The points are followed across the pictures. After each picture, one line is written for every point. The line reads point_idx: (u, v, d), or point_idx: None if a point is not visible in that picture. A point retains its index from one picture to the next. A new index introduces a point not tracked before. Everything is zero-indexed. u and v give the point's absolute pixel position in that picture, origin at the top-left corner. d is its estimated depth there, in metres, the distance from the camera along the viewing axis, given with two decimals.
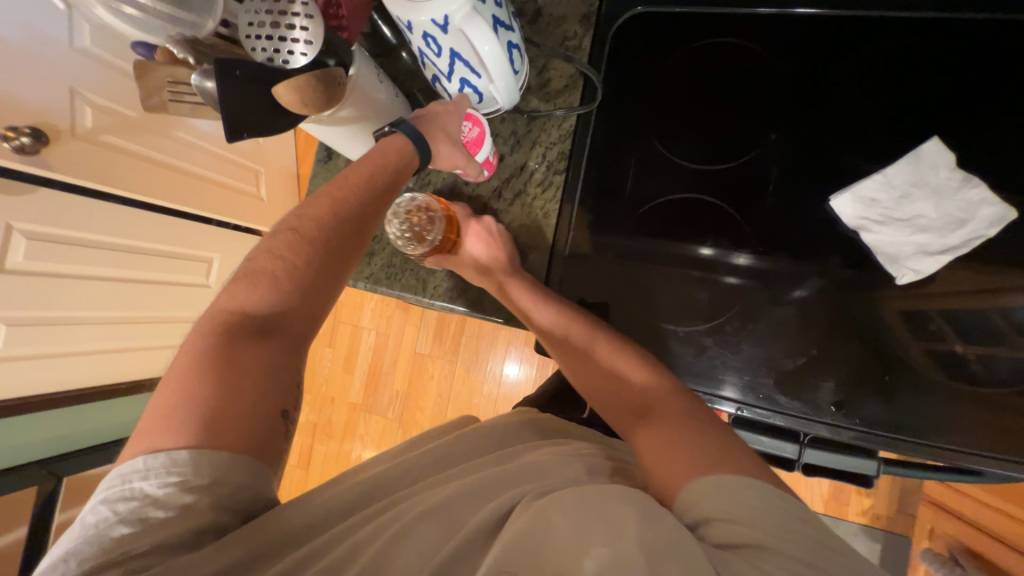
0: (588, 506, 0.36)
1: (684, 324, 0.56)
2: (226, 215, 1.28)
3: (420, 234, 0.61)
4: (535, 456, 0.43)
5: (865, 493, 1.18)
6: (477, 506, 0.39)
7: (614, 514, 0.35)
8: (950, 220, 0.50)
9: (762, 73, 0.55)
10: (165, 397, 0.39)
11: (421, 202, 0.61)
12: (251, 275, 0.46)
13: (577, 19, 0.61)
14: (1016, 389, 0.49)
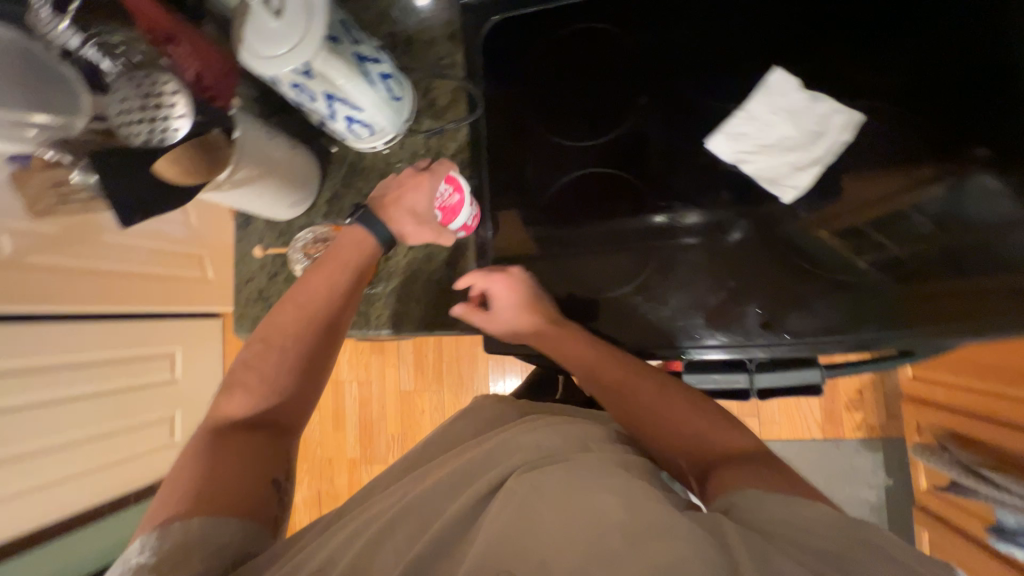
0: (565, 490, 0.39)
1: (612, 290, 0.58)
2: (182, 305, 1.27)
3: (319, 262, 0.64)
4: (515, 438, 0.47)
5: (856, 409, 1.23)
6: (458, 497, 0.42)
7: (590, 491, 0.39)
8: (811, 134, 0.54)
9: (619, 47, 0.60)
10: (168, 483, 0.44)
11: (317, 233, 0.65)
12: (229, 385, 0.52)
13: (445, 39, 0.66)
14: (913, 269, 0.52)
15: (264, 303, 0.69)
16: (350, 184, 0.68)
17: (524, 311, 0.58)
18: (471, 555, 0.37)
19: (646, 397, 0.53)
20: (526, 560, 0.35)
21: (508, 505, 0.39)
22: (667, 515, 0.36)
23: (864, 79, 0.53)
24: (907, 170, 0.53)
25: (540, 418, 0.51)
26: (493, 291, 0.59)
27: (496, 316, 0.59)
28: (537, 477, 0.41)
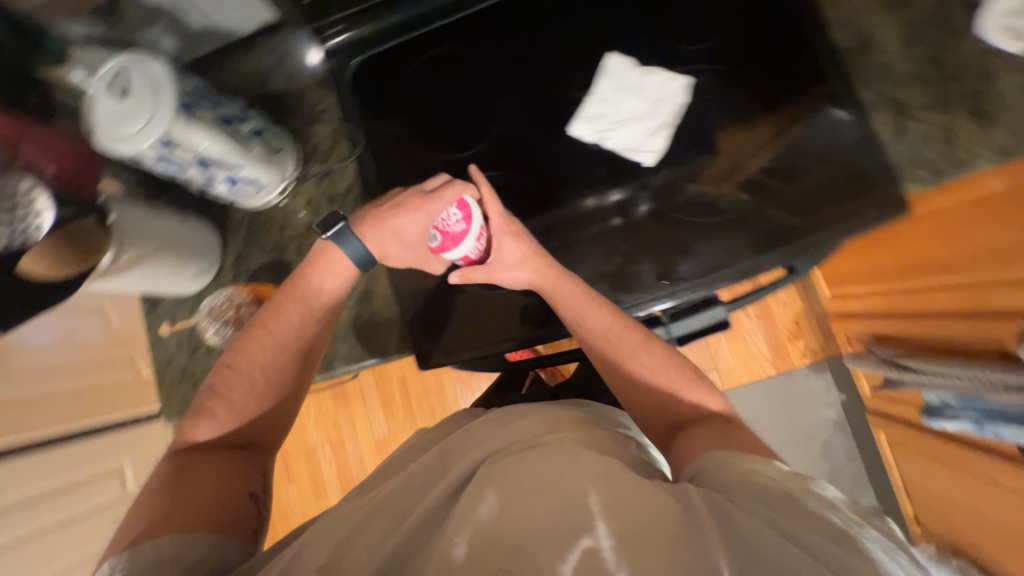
0: (549, 470, 0.44)
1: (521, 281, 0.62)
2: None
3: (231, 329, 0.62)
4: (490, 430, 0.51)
5: (797, 337, 1.34)
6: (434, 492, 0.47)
7: (574, 471, 0.44)
8: (654, 102, 0.60)
9: (474, 64, 0.65)
10: (134, 513, 0.47)
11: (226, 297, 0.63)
12: (196, 418, 0.56)
13: (316, 88, 0.69)
14: (763, 199, 0.60)
15: (190, 381, 0.67)
16: (253, 242, 0.68)
17: (533, 248, 0.59)
18: (460, 540, 0.41)
19: (631, 344, 0.57)
20: (508, 544, 0.40)
21: (489, 492, 0.43)
22: (633, 489, 0.43)
23: (684, 47, 0.61)
24: (737, 118, 0.61)
25: (507, 408, 0.56)
26: (502, 238, 0.59)
27: (505, 256, 0.59)
28: (510, 465, 0.45)
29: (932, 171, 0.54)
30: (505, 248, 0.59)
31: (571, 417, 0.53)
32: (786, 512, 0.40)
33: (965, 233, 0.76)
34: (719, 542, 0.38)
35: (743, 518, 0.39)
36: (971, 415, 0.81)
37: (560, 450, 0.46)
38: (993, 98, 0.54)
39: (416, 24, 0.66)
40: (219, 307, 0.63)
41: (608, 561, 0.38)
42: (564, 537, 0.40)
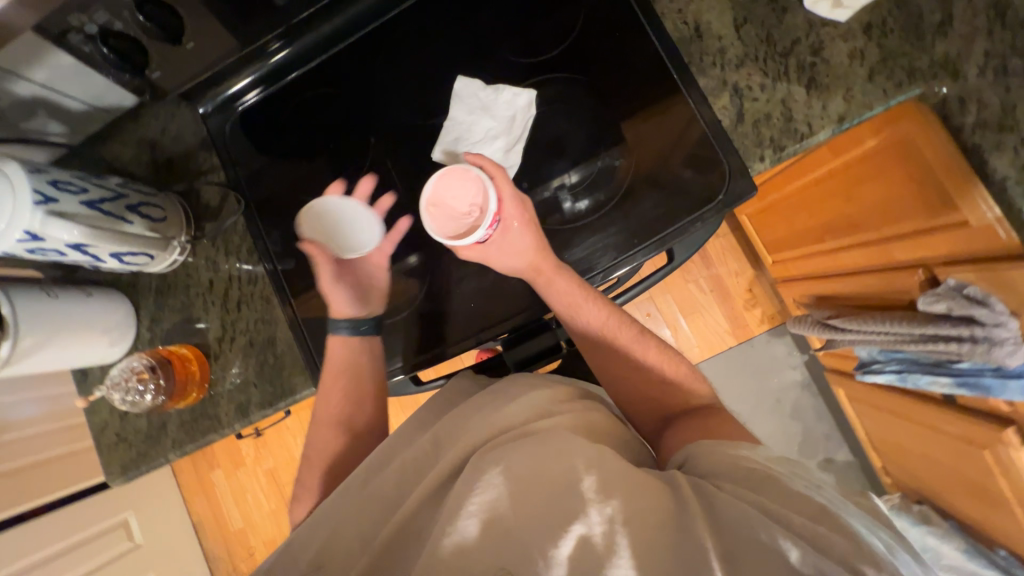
0: (540, 454, 0.44)
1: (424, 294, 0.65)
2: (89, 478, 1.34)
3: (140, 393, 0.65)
4: (478, 416, 0.51)
5: (754, 306, 1.34)
6: (427, 483, 0.47)
7: (565, 447, 0.44)
8: (506, 119, 0.61)
9: (341, 105, 0.67)
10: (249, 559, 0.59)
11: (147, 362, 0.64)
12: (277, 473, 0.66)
13: (200, 150, 0.72)
14: (630, 194, 0.59)
15: (125, 444, 0.71)
16: (163, 305, 0.72)
17: (540, 241, 0.59)
18: (460, 525, 0.40)
19: (622, 343, 0.62)
20: (504, 530, 0.40)
21: (489, 472, 0.42)
22: (628, 474, 0.43)
23: (528, 59, 0.62)
24: (594, 115, 0.60)
25: (509, 383, 0.56)
26: (512, 221, 0.58)
27: (510, 241, 0.58)
28: (506, 448, 0.44)
29: (774, 149, 0.56)
30: (510, 237, 0.58)
31: (562, 397, 0.53)
32: (770, 493, 0.40)
33: (863, 189, 0.77)
34: (705, 523, 0.38)
35: (728, 496, 0.40)
36: (892, 367, 0.83)
37: (555, 433, 0.46)
38: (825, 68, 0.55)
39: (310, 58, 0.69)
40: (122, 377, 0.65)
41: (598, 547, 0.38)
42: (563, 518, 0.39)
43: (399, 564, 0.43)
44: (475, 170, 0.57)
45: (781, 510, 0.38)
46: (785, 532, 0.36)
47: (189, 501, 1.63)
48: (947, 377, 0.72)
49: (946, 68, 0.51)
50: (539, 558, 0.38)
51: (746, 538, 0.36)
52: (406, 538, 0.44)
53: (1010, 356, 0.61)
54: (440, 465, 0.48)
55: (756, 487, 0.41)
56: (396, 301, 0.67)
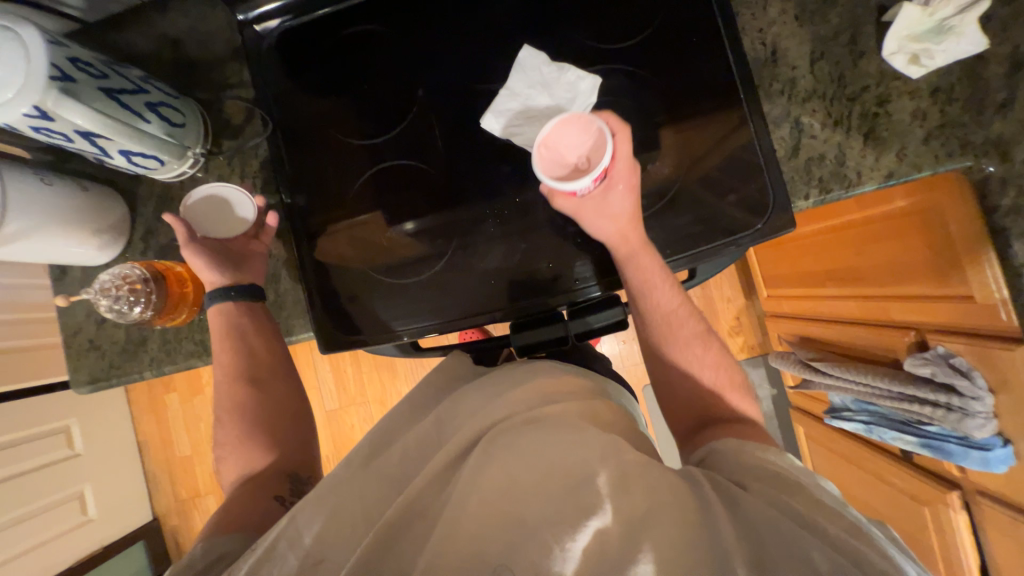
0: (547, 444, 0.46)
1: (414, 264, 0.63)
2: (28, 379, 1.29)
3: (123, 307, 0.60)
4: (484, 402, 0.53)
5: (738, 333, 1.37)
6: (432, 464, 0.48)
7: (576, 440, 0.46)
8: (563, 101, 0.59)
9: (392, 46, 0.63)
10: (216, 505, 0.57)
11: (136, 274, 0.60)
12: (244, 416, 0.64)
13: (229, 59, 0.67)
14: (666, 206, 0.59)
15: (97, 352, 0.67)
16: (161, 216, 0.67)
17: (637, 210, 0.58)
18: (469, 509, 0.42)
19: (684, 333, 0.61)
20: (510, 515, 0.41)
21: (495, 462, 0.45)
22: (644, 469, 0.44)
23: (598, 44, 0.60)
24: (652, 118, 0.59)
25: (523, 370, 0.58)
26: (619, 184, 0.57)
27: (608, 202, 0.57)
28: (512, 438, 0.47)
29: (820, 190, 0.57)
30: (612, 198, 0.57)
31: (568, 387, 0.54)
32: (798, 497, 0.42)
33: (876, 246, 0.80)
34: (729, 524, 0.39)
35: (750, 499, 0.41)
36: (861, 417, 0.87)
37: (561, 423, 0.48)
38: (886, 122, 0.55)
39: None
40: (110, 284, 0.60)
41: (612, 540, 0.39)
42: (578, 509, 0.41)
43: (405, 535, 0.44)
44: (600, 124, 0.56)
45: (818, 521, 0.39)
46: (811, 538, 0.37)
47: (137, 419, 1.59)
48: (913, 437, 0.76)
49: (997, 149, 0.53)
50: (555, 547, 0.39)
51: (769, 544, 0.37)
52: (410, 517, 0.45)
53: (978, 428, 0.65)
54: (448, 445, 0.50)
55: (778, 489, 0.43)
56: (364, 263, 0.64)
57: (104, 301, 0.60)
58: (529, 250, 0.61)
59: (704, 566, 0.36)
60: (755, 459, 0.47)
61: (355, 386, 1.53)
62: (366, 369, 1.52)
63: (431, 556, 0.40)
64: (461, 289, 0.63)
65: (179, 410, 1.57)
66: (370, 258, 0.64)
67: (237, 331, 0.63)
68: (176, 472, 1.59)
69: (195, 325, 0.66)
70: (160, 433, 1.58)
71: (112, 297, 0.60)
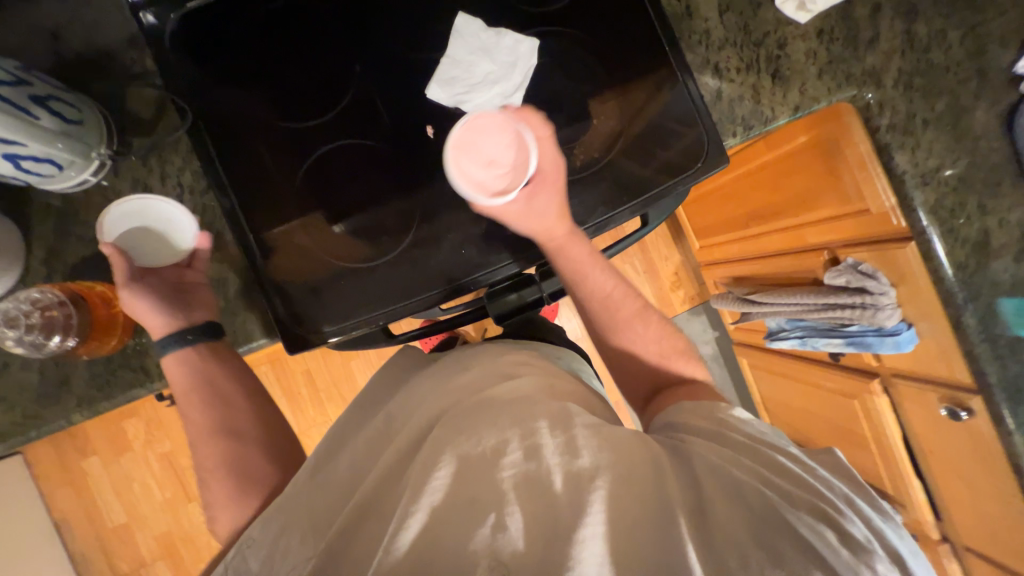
0: (499, 421, 0.44)
1: (369, 254, 0.61)
2: None
3: (31, 339, 0.51)
4: (431, 396, 0.51)
5: (678, 287, 1.45)
6: (381, 462, 0.45)
7: (526, 415, 0.44)
8: (506, 65, 0.61)
9: (315, 21, 0.60)
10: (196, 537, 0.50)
11: (43, 299, 0.52)
12: (206, 444, 0.56)
13: (125, 47, 0.59)
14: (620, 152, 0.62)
15: (3, 403, 0.57)
16: (66, 234, 0.58)
17: (562, 210, 0.63)
18: (421, 504, 0.38)
19: (627, 312, 0.67)
20: (465, 505, 0.38)
21: (449, 449, 0.41)
22: (592, 429, 0.45)
23: (527, 9, 0.61)
24: (589, 77, 0.61)
25: (476, 357, 0.57)
26: (540, 181, 0.62)
27: (536, 205, 0.62)
28: (465, 419, 0.45)
29: (744, 127, 0.64)
30: (537, 201, 0.62)
31: (525, 364, 0.55)
32: (742, 451, 0.46)
33: (792, 179, 0.90)
34: (674, 478, 0.42)
35: (702, 457, 0.44)
36: (796, 334, 1.02)
37: (516, 399, 0.47)
38: (787, 62, 0.63)
39: None
40: (16, 312, 0.52)
41: (561, 501, 0.39)
42: (523, 487, 0.39)
43: (358, 540, 0.39)
44: (526, 132, 0.61)
45: (775, 480, 0.42)
46: (749, 480, 0.42)
47: (48, 495, 1.35)
48: (841, 338, 0.92)
49: (872, 77, 0.62)
50: (507, 524, 0.37)
51: (707, 488, 0.41)
52: (364, 517, 0.40)
53: (888, 318, 0.81)
54: (403, 438, 0.47)
55: (725, 446, 0.47)
56: (320, 264, 0.60)
57: (5, 332, 0.52)
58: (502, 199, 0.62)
59: (647, 520, 0.38)
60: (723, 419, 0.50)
61: (311, 407, 1.42)
62: (322, 385, 1.42)
63: (381, 561, 0.36)
64: (429, 265, 0.61)
65: (103, 474, 1.36)
66: (326, 245, 0.60)
67: (203, 375, 0.57)
68: (111, 545, 1.38)
69: (130, 353, 0.58)
70: (83, 505, 1.36)
71: (15, 327, 0.51)
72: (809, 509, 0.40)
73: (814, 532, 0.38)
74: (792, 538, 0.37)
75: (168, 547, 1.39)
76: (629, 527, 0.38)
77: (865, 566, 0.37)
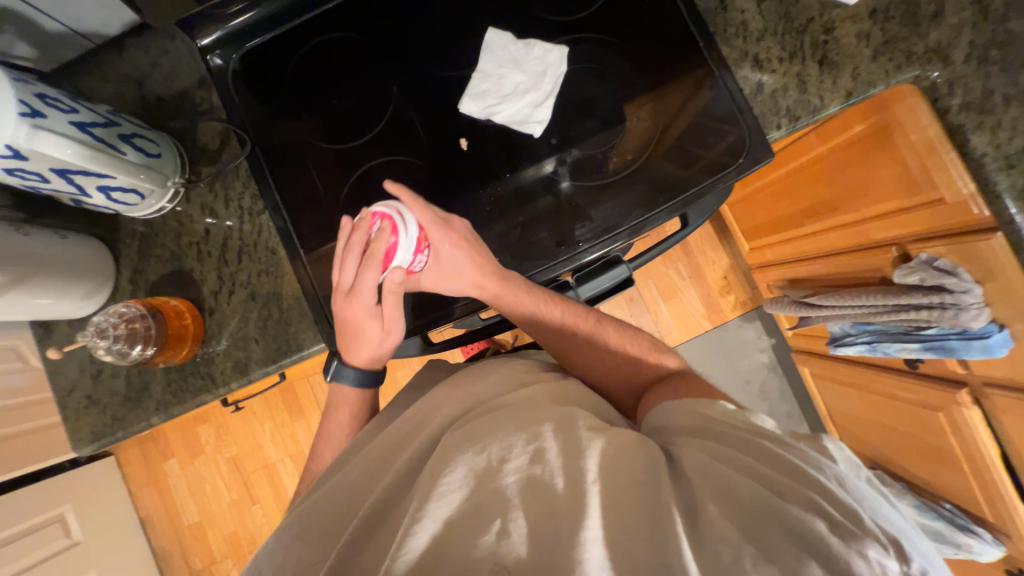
0: (500, 428, 0.44)
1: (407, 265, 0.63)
2: (51, 455, 1.12)
3: (120, 348, 0.58)
4: (436, 407, 0.52)
5: (727, 292, 1.38)
6: (393, 468, 0.46)
7: (525, 422, 0.44)
8: (536, 75, 0.61)
9: (357, 50, 0.64)
10: None
11: (131, 313, 0.59)
12: None
13: (196, 87, 0.67)
14: (656, 152, 0.60)
15: (97, 406, 0.64)
16: (149, 254, 0.66)
17: (473, 257, 0.61)
18: (428, 513, 0.38)
19: (583, 334, 0.66)
20: (472, 510, 0.38)
21: (452, 458, 0.42)
22: (593, 433, 0.43)
23: (557, 20, 0.62)
24: (621, 80, 0.61)
25: (478, 369, 0.58)
26: (441, 242, 0.59)
27: (444, 263, 0.61)
28: (473, 425, 0.45)
29: (790, 119, 0.60)
30: (445, 260, 0.61)
31: (534, 375, 0.55)
32: (738, 443, 0.42)
33: (852, 171, 0.84)
34: (668, 480, 0.39)
35: (692, 456, 0.42)
36: (864, 339, 0.94)
37: (522, 405, 0.47)
38: (836, 47, 0.59)
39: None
40: (105, 325, 0.59)
41: (559, 505, 0.38)
42: (524, 490, 0.39)
43: (378, 545, 0.40)
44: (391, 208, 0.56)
45: (766, 469, 0.39)
46: (741, 475, 0.39)
47: (136, 493, 1.49)
48: (917, 343, 0.83)
49: (937, 55, 0.58)
50: (510, 531, 0.37)
51: (700, 490, 0.39)
52: (379, 524, 0.41)
53: (975, 319, 0.72)
54: (421, 442, 0.47)
55: (719, 440, 0.43)
56: None
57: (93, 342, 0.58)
58: (536, 206, 0.61)
59: (640, 524, 0.37)
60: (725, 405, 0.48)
61: None
62: None
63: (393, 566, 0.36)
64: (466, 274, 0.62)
65: (180, 475, 1.49)
66: None
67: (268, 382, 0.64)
68: (186, 542, 1.49)
69: (199, 361, 0.64)
70: (164, 503, 1.49)
71: (103, 337, 0.58)
72: (808, 498, 0.36)
73: (809, 527, 0.34)
74: (788, 537, 0.34)
75: (234, 546, 1.49)
76: (629, 531, 0.36)
77: (856, 554, 0.33)
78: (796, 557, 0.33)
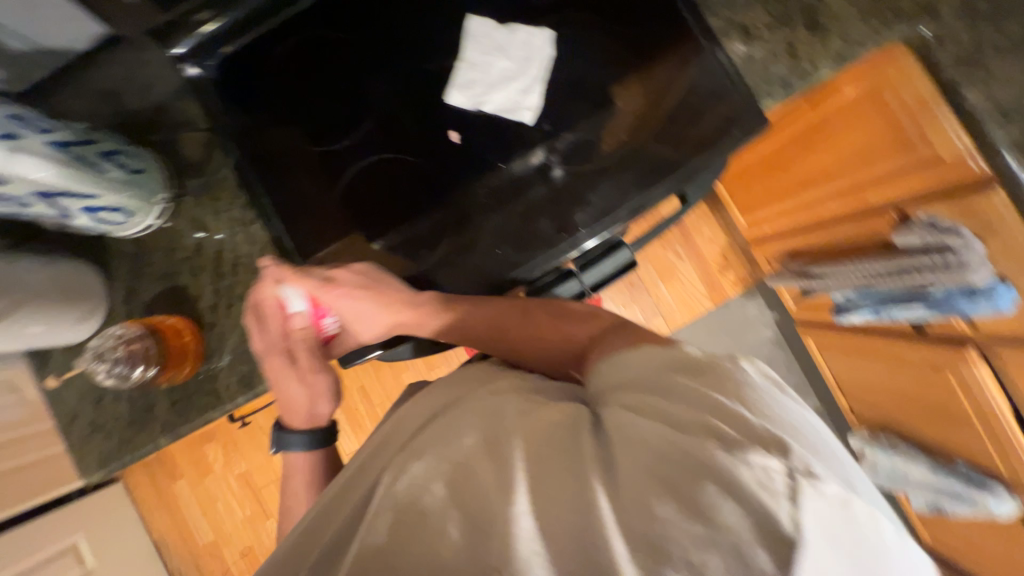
0: (444, 433, 0.43)
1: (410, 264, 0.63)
2: None
3: (119, 369, 0.57)
4: (405, 421, 0.50)
5: (726, 269, 1.37)
6: (373, 477, 0.45)
7: (461, 423, 0.43)
8: (522, 60, 0.60)
9: (336, 48, 0.62)
10: None
11: (129, 333, 0.58)
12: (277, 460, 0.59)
13: None
14: (650, 129, 0.59)
15: (102, 432, 0.63)
16: (142, 274, 0.64)
17: (370, 301, 0.62)
18: (372, 523, 0.37)
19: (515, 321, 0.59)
20: (414, 506, 0.37)
21: (401, 465, 0.41)
22: (524, 414, 0.42)
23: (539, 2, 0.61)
24: (609, 60, 0.60)
25: (443, 380, 0.56)
26: (334, 300, 0.62)
27: (349, 315, 0.63)
28: (430, 432, 0.44)
29: (782, 86, 0.59)
30: (348, 313, 0.63)
31: (499, 373, 0.54)
32: (665, 391, 0.40)
33: (844, 137, 0.83)
34: (589, 441, 0.37)
35: (614, 415, 0.39)
36: (869, 305, 0.92)
37: (475, 403, 0.46)
38: (824, 10, 0.58)
39: None
40: (104, 348, 0.57)
41: (484, 488, 0.36)
42: (453, 484, 0.37)
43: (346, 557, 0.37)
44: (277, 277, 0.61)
45: (676, 409, 0.37)
46: (655, 422, 0.37)
47: (148, 517, 1.47)
48: (923, 304, 0.82)
49: None
50: (444, 521, 0.35)
51: (615, 445, 0.36)
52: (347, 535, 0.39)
53: (980, 275, 0.71)
54: (399, 448, 0.46)
55: (645, 392, 0.41)
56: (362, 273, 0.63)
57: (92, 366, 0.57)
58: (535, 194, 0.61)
59: (564, 487, 0.34)
60: (653, 357, 0.45)
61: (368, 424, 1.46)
62: (377, 400, 1.46)
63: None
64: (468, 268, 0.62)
65: (192, 496, 1.47)
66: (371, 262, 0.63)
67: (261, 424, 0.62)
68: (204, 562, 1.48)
69: (203, 378, 0.63)
70: (177, 525, 1.47)
71: (101, 360, 0.57)
72: (704, 425, 0.35)
73: (707, 455, 0.32)
74: (697, 473, 0.32)
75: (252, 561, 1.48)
76: (550, 498, 0.34)
77: (741, 463, 0.31)
78: (694, 483, 0.31)
